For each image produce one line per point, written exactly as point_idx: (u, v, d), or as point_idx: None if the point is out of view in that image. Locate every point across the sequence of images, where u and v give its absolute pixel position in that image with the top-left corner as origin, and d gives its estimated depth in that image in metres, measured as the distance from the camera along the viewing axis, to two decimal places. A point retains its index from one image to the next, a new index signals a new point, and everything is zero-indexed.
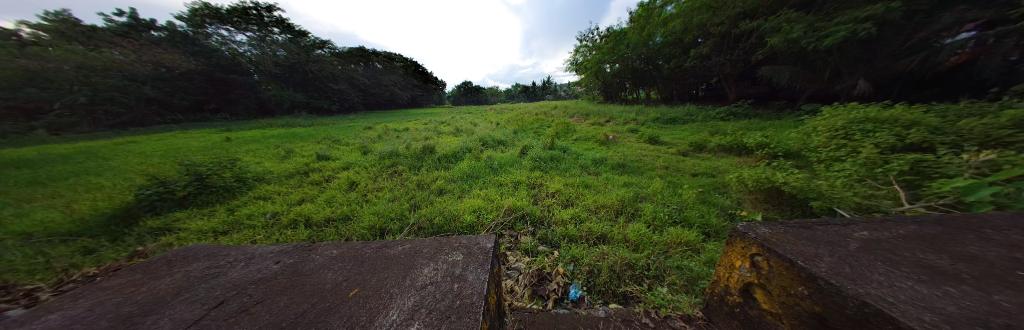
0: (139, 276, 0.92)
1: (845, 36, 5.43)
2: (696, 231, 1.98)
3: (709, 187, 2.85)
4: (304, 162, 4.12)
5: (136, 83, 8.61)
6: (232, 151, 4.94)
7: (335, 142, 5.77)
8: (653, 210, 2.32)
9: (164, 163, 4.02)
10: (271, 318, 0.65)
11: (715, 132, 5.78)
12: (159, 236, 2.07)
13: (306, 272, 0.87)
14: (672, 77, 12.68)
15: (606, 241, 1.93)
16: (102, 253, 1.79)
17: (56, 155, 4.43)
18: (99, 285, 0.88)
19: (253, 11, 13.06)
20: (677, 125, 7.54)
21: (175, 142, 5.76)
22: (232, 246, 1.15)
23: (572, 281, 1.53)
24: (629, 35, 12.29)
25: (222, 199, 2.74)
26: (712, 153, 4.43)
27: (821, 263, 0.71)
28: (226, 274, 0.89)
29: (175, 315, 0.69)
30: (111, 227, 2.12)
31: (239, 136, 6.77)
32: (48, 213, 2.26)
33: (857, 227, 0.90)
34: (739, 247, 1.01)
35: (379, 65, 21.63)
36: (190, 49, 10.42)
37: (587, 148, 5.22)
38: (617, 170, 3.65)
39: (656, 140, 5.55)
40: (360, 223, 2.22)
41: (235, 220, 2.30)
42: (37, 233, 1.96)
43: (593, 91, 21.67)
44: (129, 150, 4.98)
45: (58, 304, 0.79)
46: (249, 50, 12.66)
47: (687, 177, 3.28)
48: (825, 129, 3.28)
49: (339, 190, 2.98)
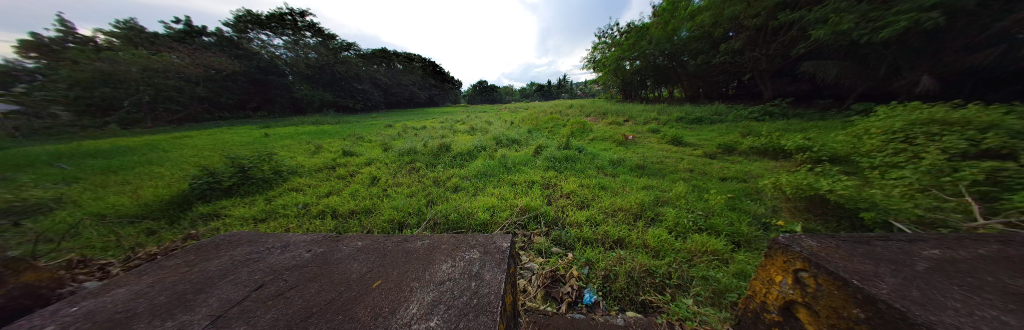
0: (191, 257, 1.01)
1: (906, 26, 4.76)
2: (723, 239, 1.84)
3: (739, 193, 2.65)
4: (332, 157, 4.40)
5: (191, 83, 9.74)
6: (269, 146, 5.39)
7: (358, 139, 6.08)
8: (675, 216, 2.19)
9: (212, 156, 4.47)
10: (303, 303, 0.69)
11: (745, 133, 5.39)
12: (208, 221, 2.30)
13: (334, 261, 0.92)
14: (699, 74, 11.95)
15: (623, 246, 1.87)
16: (161, 234, 2.04)
17: (125, 147, 5.07)
18: (159, 264, 0.98)
19: (288, 16, 13.99)
20: (702, 126, 7.10)
21: (221, 137, 6.36)
22: (269, 234, 1.23)
23: (587, 284, 1.49)
24: (651, 30, 11.72)
25: (260, 189, 2.98)
26: (743, 156, 4.12)
27: (883, 284, 0.63)
28: (264, 259, 0.96)
29: (221, 295, 0.76)
30: (168, 212, 2.39)
31: (275, 132, 7.36)
32: (119, 197, 2.61)
33: (923, 245, 0.79)
34: (781, 261, 0.93)
35: (400, 66, 22.42)
36: (235, 53, 11.61)
37: (603, 148, 5.09)
38: (636, 172, 3.50)
39: (680, 140, 5.25)
40: (380, 216, 2.33)
41: (272, 209, 2.49)
42: (112, 215, 2.26)
43: (611, 89, 21.03)
44: (183, 143, 5.58)
45: (126, 279, 0.89)
46: (285, 53, 13.33)
47: (714, 181, 3.08)
48: (878, 131, 2.89)
49: (361, 185, 3.14)
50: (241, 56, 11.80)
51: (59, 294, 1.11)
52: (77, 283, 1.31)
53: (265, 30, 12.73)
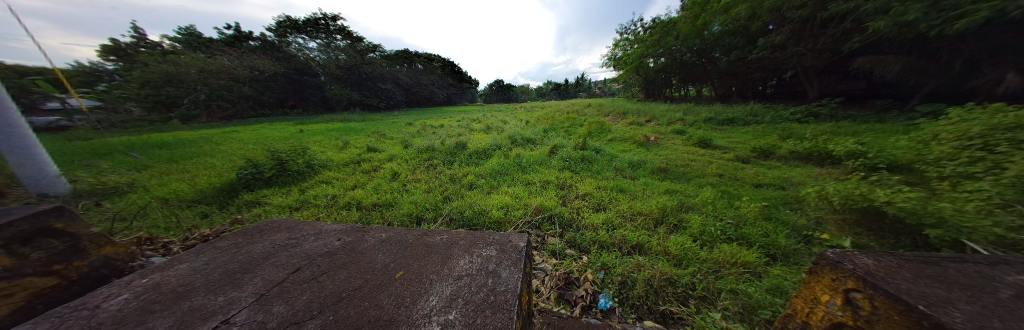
0: (240, 239, 1.13)
1: (987, 16, 4.09)
2: (756, 251, 1.69)
3: (776, 201, 2.43)
4: (357, 153, 4.67)
5: (238, 83, 10.85)
6: (303, 141, 5.83)
7: (381, 136, 6.40)
8: (700, 224, 2.06)
9: (255, 149, 4.93)
10: (334, 288, 0.74)
11: (784, 137, 4.93)
12: (250, 207, 2.55)
13: (362, 250, 0.97)
14: (732, 71, 11.09)
15: (642, 252, 1.80)
16: (213, 218, 2.29)
17: (186, 139, 5.77)
18: (214, 244, 1.10)
19: (322, 21, 15.08)
20: (733, 127, 6.59)
21: (263, 133, 7.01)
22: (304, 222, 1.34)
23: (602, 289, 1.45)
24: (678, 25, 11.08)
25: (295, 180, 3.24)
26: (782, 161, 3.76)
27: (955, 312, 0.54)
28: (300, 245, 1.04)
29: (264, 276, 0.83)
30: (218, 198, 2.68)
31: (309, 128, 7.95)
32: (179, 184, 2.97)
33: (1011, 271, 0.67)
34: (829, 280, 0.83)
35: (421, 66, 23.18)
36: (275, 56, 12.78)
37: (622, 149, 4.92)
38: (657, 175, 3.34)
39: (709, 142, 4.91)
40: (400, 210, 2.44)
41: (305, 199, 2.70)
42: (173, 199, 2.58)
43: (633, 88, 20.20)
44: (232, 137, 6.21)
45: (187, 256, 1.00)
46: (319, 55, 14.16)
47: (747, 187, 2.84)
48: (950, 136, 2.36)
49: (383, 179, 3.30)
50: (280, 59, 12.91)
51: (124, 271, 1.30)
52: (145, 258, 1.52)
53: (301, 34, 13.78)
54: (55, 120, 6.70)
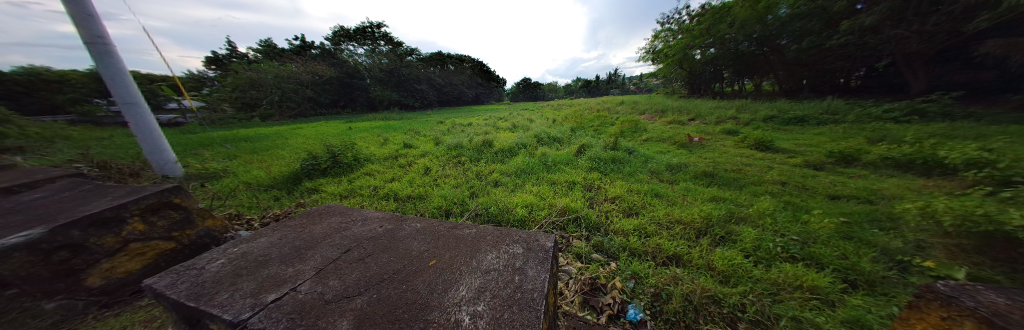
0: (304, 220, 1.32)
1: None
2: (829, 275, 1.42)
3: (858, 217, 2.01)
4: (395, 149, 5.10)
5: (302, 86, 12.61)
6: (351, 137, 6.53)
7: (416, 134, 6.87)
8: (755, 238, 1.80)
9: (312, 143, 5.68)
10: (378, 270, 0.82)
11: (869, 140, 4.07)
12: (310, 193, 2.97)
13: (401, 238, 1.06)
14: (801, 61, 9.43)
15: (678, 264, 1.66)
16: (282, 200, 2.71)
17: (263, 134, 6.89)
18: (285, 223, 1.30)
19: (369, 29, 16.78)
20: (801, 128, 5.62)
21: (320, 129, 8.04)
22: (352, 209, 1.50)
23: (632, 299, 1.37)
24: (733, 11, 9.79)
25: (345, 172, 3.66)
26: (869, 170, 3.09)
27: None
28: (350, 229, 1.17)
29: (321, 254, 0.95)
30: (286, 184, 3.16)
31: (356, 126, 8.86)
32: (257, 171, 3.55)
33: None
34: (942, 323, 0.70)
35: (453, 67, 24.21)
36: (331, 62, 14.56)
37: (659, 150, 4.55)
38: (700, 180, 3.03)
39: (769, 145, 4.27)
40: (432, 203, 2.59)
41: (352, 189, 3.03)
42: (254, 183, 3.11)
43: (675, 82, 18.42)
44: (296, 133, 7.23)
45: (265, 231, 1.20)
46: (365, 60, 15.68)
47: (819, 199, 2.40)
48: None
49: (417, 174, 3.55)
50: (335, 64, 14.68)
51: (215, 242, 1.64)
52: (234, 232, 1.88)
53: (351, 42, 15.47)
54: (172, 118, 8.39)
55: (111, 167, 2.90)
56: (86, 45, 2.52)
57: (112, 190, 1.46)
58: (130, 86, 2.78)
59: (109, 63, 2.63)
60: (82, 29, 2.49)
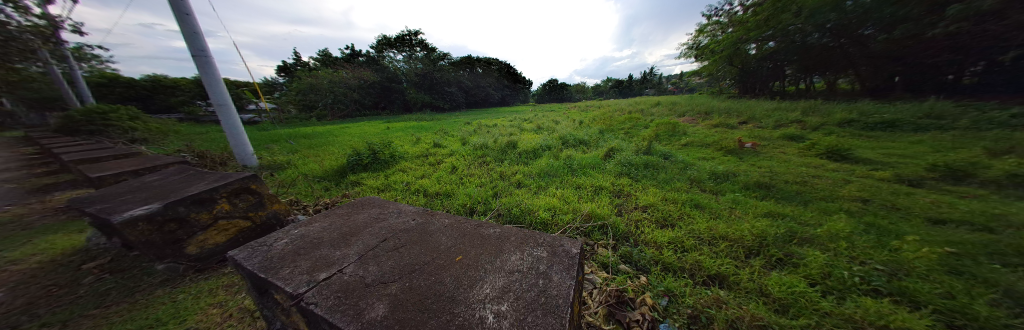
0: (348, 210, 1.46)
1: None
2: (933, 317, 1.13)
3: (977, 248, 1.58)
4: (426, 147, 5.41)
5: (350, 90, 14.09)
6: (387, 136, 7.10)
7: (445, 134, 7.22)
8: (824, 263, 1.53)
9: (356, 141, 6.31)
10: (409, 261, 0.87)
11: (991, 151, 3.18)
12: (353, 185, 3.29)
13: (431, 232, 1.12)
14: (892, 54, 7.79)
15: (722, 285, 1.48)
16: (330, 191, 3.06)
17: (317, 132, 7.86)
18: (332, 211, 1.45)
19: (407, 37, 18.19)
20: (890, 134, 4.63)
21: (362, 128, 8.89)
22: (386, 202, 1.61)
23: (665, 319, 1.25)
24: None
25: (382, 167, 3.99)
26: (993, 188, 2.42)
27: None
28: (387, 220, 1.28)
29: (362, 241, 1.04)
30: (334, 177, 3.55)
31: (392, 125, 9.63)
32: (312, 164, 4.06)
33: None
34: None
35: (481, 70, 24.87)
36: (373, 68, 16.08)
37: (700, 156, 4.13)
38: (751, 192, 2.68)
39: (846, 153, 3.59)
40: (458, 200, 2.69)
41: (387, 183, 3.28)
42: (309, 175, 3.57)
43: (722, 82, 16.53)
44: (342, 131, 8.09)
45: (316, 218, 1.35)
46: (402, 65, 16.99)
47: (914, 222, 1.95)
48: None
49: (445, 172, 3.72)
50: (377, 69, 16.15)
51: (280, 223, 1.90)
52: (294, 216, 2.17)
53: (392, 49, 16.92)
54: (251, 118, 10.05)
55: (206, 157, 3.58)
56: (193, 57, 3.15)
57: (209, 175, 1.80)
58: (222, 90, 3.38)
59: (208, 72, 3.24)
60: (191, 45, 3.11)
